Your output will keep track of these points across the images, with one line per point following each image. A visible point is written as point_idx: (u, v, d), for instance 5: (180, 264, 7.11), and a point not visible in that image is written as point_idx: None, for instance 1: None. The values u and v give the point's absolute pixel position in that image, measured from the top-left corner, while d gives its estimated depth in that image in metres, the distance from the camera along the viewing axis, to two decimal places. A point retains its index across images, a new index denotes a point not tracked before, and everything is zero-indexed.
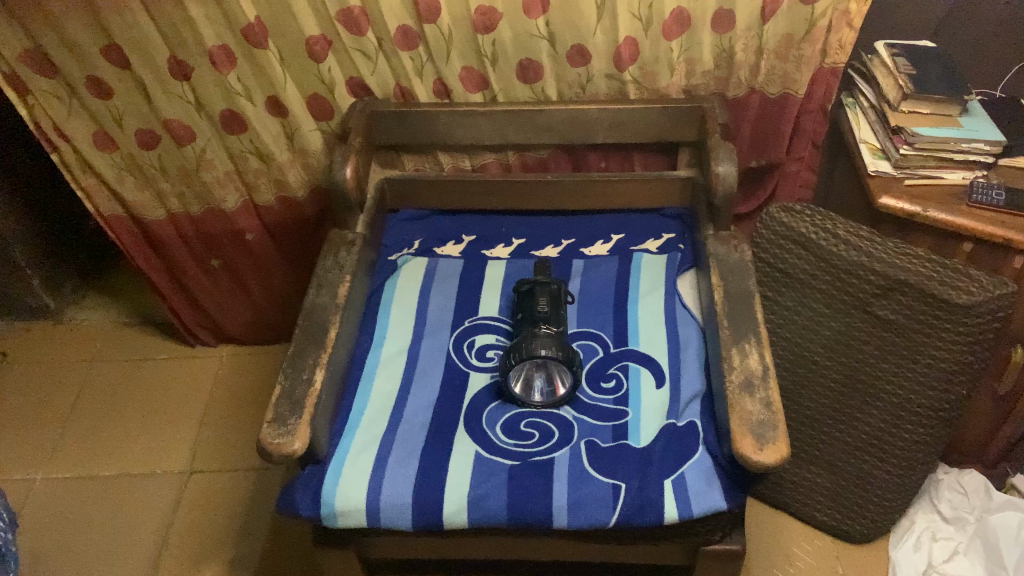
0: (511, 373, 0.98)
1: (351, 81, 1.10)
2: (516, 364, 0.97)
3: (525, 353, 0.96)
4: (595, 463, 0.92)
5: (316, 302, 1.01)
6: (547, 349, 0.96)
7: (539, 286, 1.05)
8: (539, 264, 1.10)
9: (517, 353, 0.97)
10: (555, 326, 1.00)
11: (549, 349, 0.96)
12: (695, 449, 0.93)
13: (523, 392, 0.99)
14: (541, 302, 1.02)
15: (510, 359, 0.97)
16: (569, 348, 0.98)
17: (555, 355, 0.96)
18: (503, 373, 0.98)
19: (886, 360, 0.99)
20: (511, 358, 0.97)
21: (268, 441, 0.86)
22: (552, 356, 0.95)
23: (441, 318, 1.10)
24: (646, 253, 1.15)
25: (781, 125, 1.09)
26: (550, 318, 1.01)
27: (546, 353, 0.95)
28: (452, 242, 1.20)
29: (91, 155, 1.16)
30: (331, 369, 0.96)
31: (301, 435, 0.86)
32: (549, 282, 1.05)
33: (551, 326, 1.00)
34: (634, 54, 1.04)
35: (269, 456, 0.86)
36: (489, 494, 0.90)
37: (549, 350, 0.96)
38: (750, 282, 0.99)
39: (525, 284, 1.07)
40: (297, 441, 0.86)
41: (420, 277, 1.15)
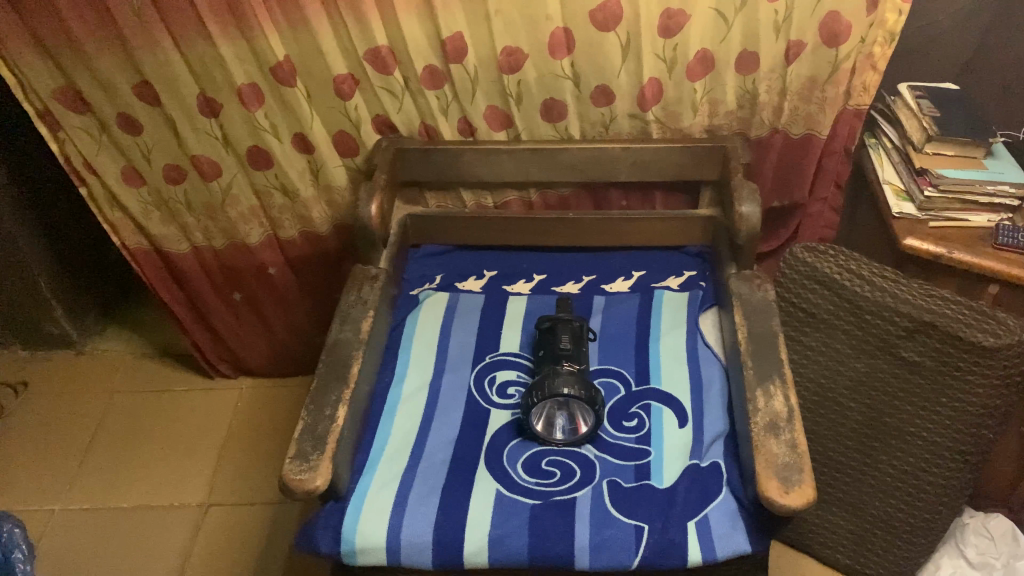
0: (533, 411, 0.97)
1: (377, 119, 1.12)
2: (538, 402, 0.96)
3: (547, 393, 0.95)
4: (617, 504, 0.92)
5: (340, 336, 1.01)
6: (570, 387, 0.95)
7: (560, 324, 1.04)
8: (561, 301, 1.10)
9: (539, 391, 0.96)
10: (578, 363, 0.99)
11: (572, 388, 0.95)
12: (718, 491, 0.92)
13: (544, 430, 0.99)
14: (563, 340, 1.01)
15: (532, 398, 0.96)
16: (592, 386, 0.97)
17: (577, 394, 0.94)
18: (525, 411, 0.98)
19: (912, 403, 0.98)
20: (532, 395, 0.96)
21: (291, 477, 0.86)
22: (575, 395, 0.94)
23: (463, 354, 1.10)
24: (668, 291, 1.15)
25: (803, 166, 1.09)
26: (572, 356, 1.00)
27: (569, 392, 0.94)
28: (474, 277, 1.20)
29: (119, 190, 1.18)
30: (354, 405, 0.96)
31: (323, 473, 0.86)
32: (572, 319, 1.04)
33: (575, 364, 0.98)
34: (658, 95, 1.05)
35: (292, 493, 0.86)
36: (510, 534, 0.90)
37: (572, 389, 0.94)
38: (774, 322, 0.98)
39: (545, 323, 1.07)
40: (320, 477, 0.86)
41: (441, 313, 1.15)
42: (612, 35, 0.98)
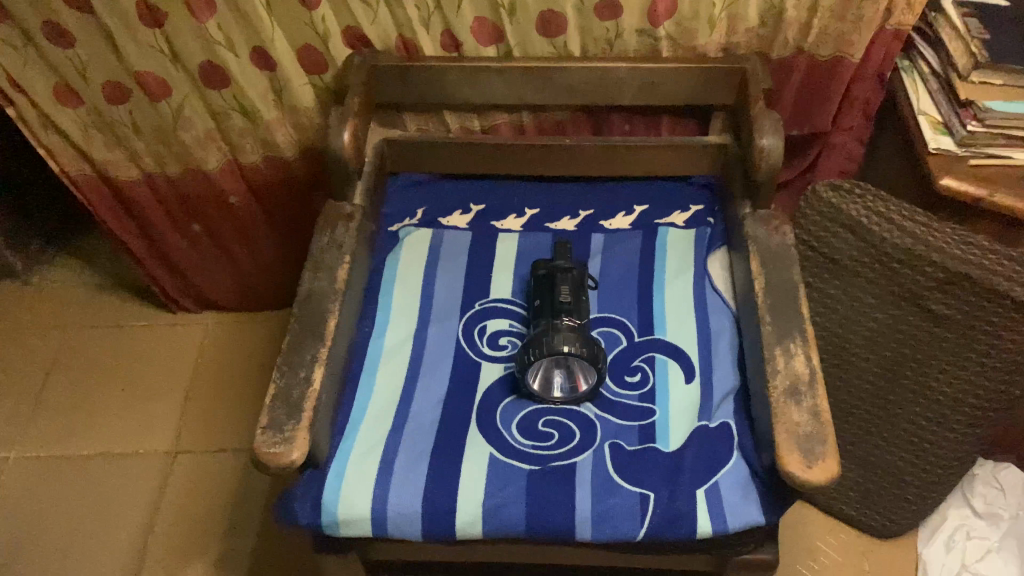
0: (529, 369, 0.89)
1: (348, 31, 0.98)
2: (535, 360, 0.87)
3: (545, 351, 0.86)
4: (621, 470, 0.85)
5: (314, 287, 0.90)
6: (571, 344, 0.86)
7: (560, 273, 0.94)
8: (561, 245, 1.00)
9: (537, 348, 0.87)
10: (579, 316, 0.90)
11: (573, 345, 0.86)
12: (729, 456, 0.86)
13: (541, 388, 0.91)
14: (563, 291, 0.91)
15: (529, 355, 0.88)
16: (594, 341, 0.89)
17: (579, 352, 0.86)
18: (521, 368, 0.89)
19: (936, 357, 0.91)
20: (529, 352, 0.88)
21: (265, 452, 0.77)
22: (576, 354, 0.86)
23: (450, 299, 1.00)
24: (673, 228, 1.06)
25: (830, 93, 0.98)
26: (573, 309, 0.90)
27: (571, 350, 0.86)
28: (459, 212, 1.09)
29: (53, 111, 1.04)
30: (332, 364, 0.87)
31: (300, 446, 0.77)
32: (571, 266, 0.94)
33: (576, 318, 0.89)
34: (671, 9, 0.92)
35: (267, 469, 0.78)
36: (506, 504, 0.83)
37: (572, 346, 0.86)
38: (794, 271, 0.90)
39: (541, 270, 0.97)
40: (298, 451, 0.77)
41: (425, 254, 1.04)
42: None
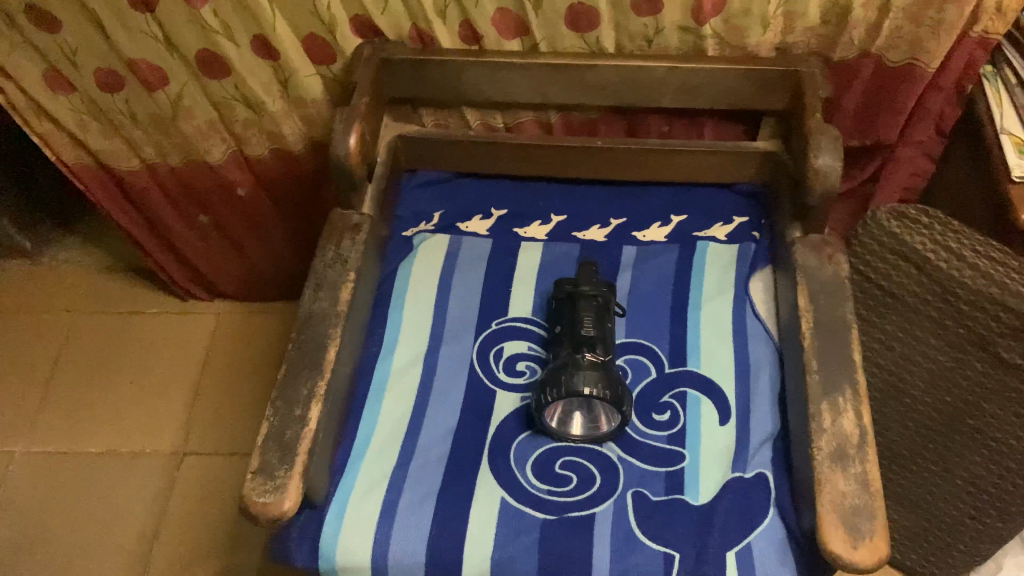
0: (546, 409, 0.81)
1: (357, 21, 0.88)
2: (553, 400, 0.79)
3: (564, 392, 0.78)
4: (645, 523, 0.79)
5: (314, 308, 0.82)
6: (593, 386, 0.78)
7: (583, 298, 0.85)
8: (586, 265, 0.90)
9: (554, 387, 0.79)
10: (603, 350, 0.82)
11: (595, 386, 0.78)
12: (764, 514, 0.79)
13: (558, 425, 0.84)
14: (586, 322, 0.83)
15: (546, 394, 0.80)
16: (618, 380, 0.81)
17: (601, 394, 0.78)
18: (537, 407, 0.82)
19: (1004, 406, 0.82)
20: (547, 391, 0.80)
21: (254, 502, 0.69)
22: (598, 396, 0.78)
23: (465, 318, 0.92)
24: (712, 242, 0.97)
25: (899, 104, 0.87)
26: (596, 342, 0.82)
27: (592, 392, 0.78)
28: (479, 217, 1.01)
29: (45, 99, 0.97)
30: (331, 396, 0.79)
31: (292, 496, 0.70)
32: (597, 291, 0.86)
33: (599, 353, 0.81)
34: (718, 4, 0.81)
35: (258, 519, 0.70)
36: (517, 556, 0.77)
37: (593, 388, 0.78)
38: (848, 309, 0.81)
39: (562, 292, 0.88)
40: (290, 502, 0.69)
41: (439, 262, 0.96)
42: None
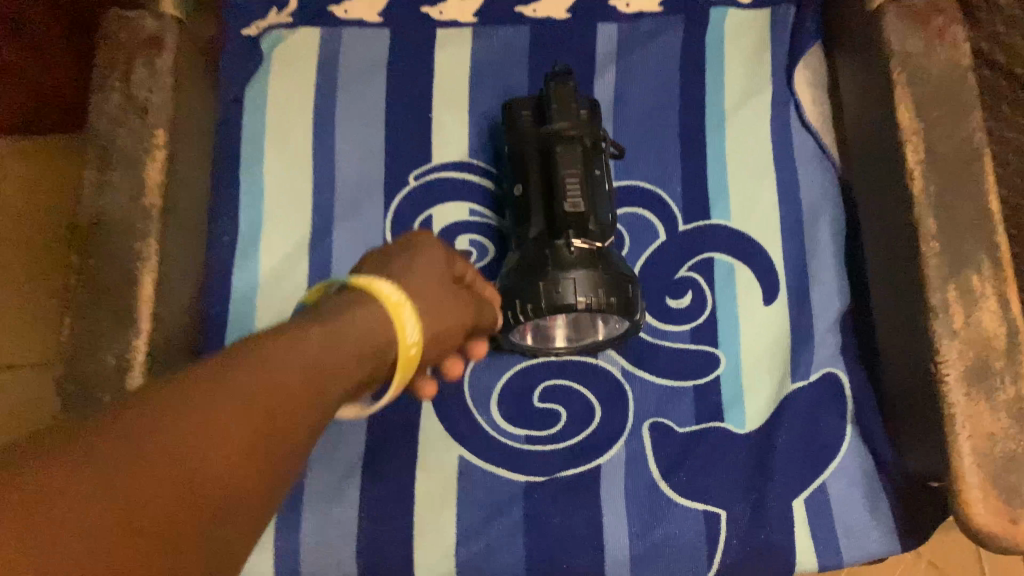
0: (514, 327, 0.52)
1: None
2: (525, 320, 0.50)
3: (545, 309, 0.49)
4: (672, 473, 0.53)
5: (104, 205, 0.48)
6: (590, 294, 0.49)
7: (563, 142, 0.51)
8: (562, 72, 0.54)
9: (529, 301, 0.50)
10: (599, 229, 0.51)
11: (592, 295, 0.49)
12: (839, 441, 0.54)
13: (536, 339, 0.54)
14: (573, 184, 0.49)
15: (516, 310, 0.50)
16: (626, 274, 0.51)
17: (604, 305, 0.49)
18: (502, 326, 0.52)
19: None
20: (516, 306, 0.50)
21: (446, 324, 0.41)
22: (597, 310, 0.49)
23: (362, 179, 0.60)
24: (732, 10, 0.63)
25: None
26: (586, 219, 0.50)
27: (588, 305, 0.49)
28: None
29: None
30: (161, 353, 0.48)
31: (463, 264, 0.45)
32: (578, 125, 0.52)
33: (595, 237, 0.50)
34: None
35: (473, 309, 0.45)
36: (496, 549, 0.52)
37: (587, 298, 0.49)
38: (973, 128, 0.51)
39: (522, 129, 0.55)
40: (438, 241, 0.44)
41: (312, 77, 0.61)
42: None
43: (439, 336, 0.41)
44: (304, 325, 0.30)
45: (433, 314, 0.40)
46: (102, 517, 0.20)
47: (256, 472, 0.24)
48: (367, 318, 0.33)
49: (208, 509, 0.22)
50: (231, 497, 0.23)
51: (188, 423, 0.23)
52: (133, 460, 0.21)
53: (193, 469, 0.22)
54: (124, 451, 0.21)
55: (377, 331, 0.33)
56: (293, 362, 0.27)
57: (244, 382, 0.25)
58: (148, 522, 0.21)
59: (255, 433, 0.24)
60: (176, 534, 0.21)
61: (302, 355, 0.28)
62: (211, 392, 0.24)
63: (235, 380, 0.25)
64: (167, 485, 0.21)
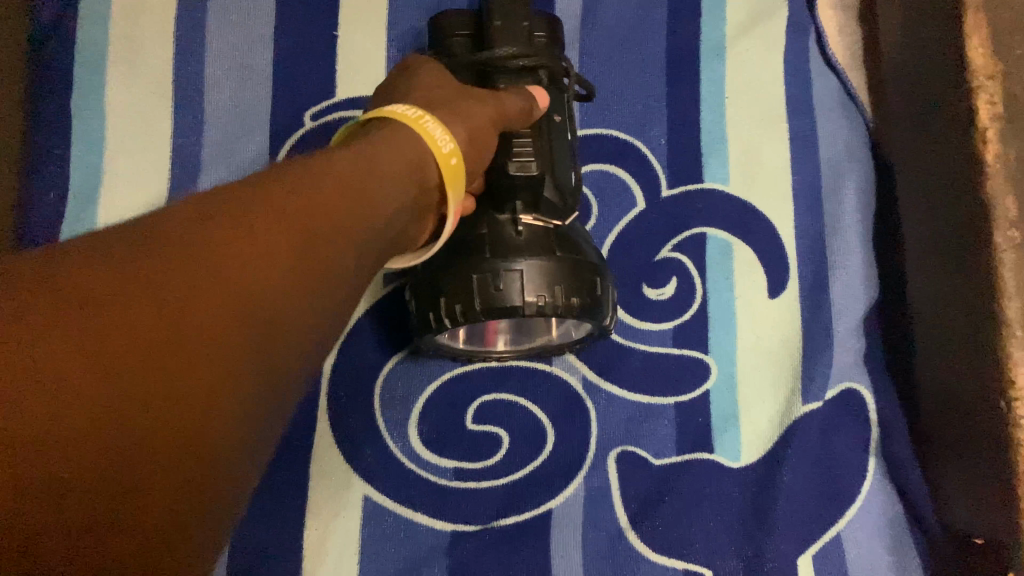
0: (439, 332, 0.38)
1: None
2: (452, 326, 0.36)
3: (478, 312, 0.35)
4: (644, 519, 0.41)
5: None
6: (543, 294, 0.35)
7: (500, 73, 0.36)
8: None
9: (457, 301, 0.36)
10: (556, 200, 0.38)
11: (545, 295, 0.35)
12: (859, 479, 0.41)
13: (468, 343, 0.40)
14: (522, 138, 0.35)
15: (439, 312, 0.36)
16: (592, 262, 0.38)
17: (560, 309, 0.35)
18: (420, 330, 0.38)
19: None
20: (439, 306, 0.36)
21: (480, 124, 0.32)
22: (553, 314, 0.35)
23: (243, 119, 0.45)
24: None
25: None
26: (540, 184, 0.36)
27: (541, 308, 0.35)
28: None
29: None
30: None
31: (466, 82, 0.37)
32: (532, 51, 0.37)
33: (548, 212, 0.37)
34: None
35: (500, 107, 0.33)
36: None
37: (539, 300, 0.35)
38: None
39: (452, 52, 0.39)
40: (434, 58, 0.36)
41: None
42: None
43: (478, 140, 0.32)
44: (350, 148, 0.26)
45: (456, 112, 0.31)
46: (107, 398, 0.18)
47: (277, 337, 0.21)
48: (406, 146, 0.28)
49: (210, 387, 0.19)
50: (272, 313, 0.21)
51: (189, 281, 0.19)
52: (174, 308, 0.19)
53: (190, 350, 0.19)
54: (137, 309, 0.19)
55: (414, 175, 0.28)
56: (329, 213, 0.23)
57: (242, 201, 0.21)
58: (125, 412, 0.18)
59: (270, 301, 0.21)
60: (166, 419, 0.19)
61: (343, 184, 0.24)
62: (265, 213, 0.22)
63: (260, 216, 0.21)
64: (144, 384, 0.18)
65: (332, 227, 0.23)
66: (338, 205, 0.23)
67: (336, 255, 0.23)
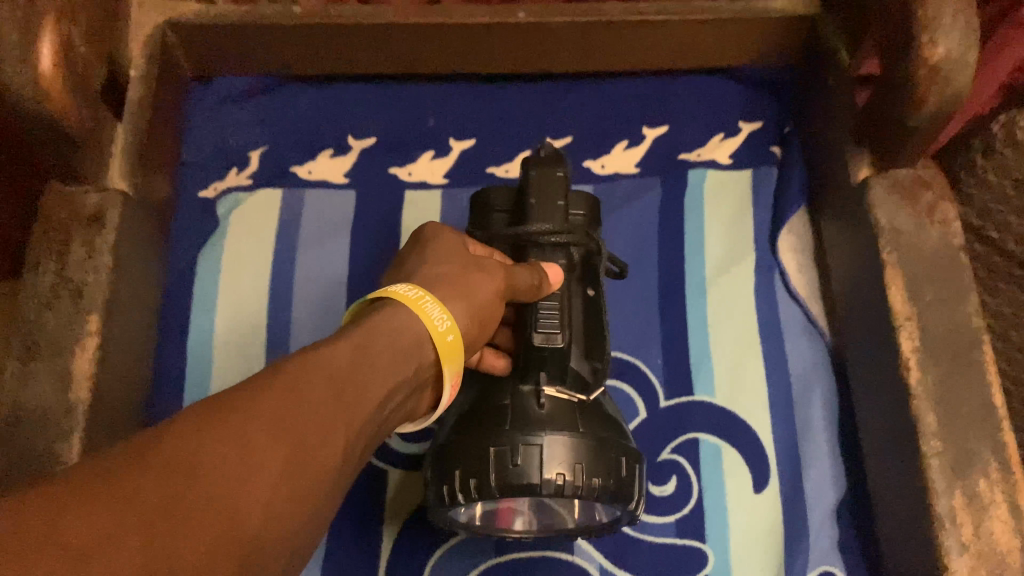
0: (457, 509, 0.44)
1: None
2: (469, 499, 0.41)
3: (492, 487, 0.40)
4: None
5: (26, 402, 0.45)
6: (564, 472, 0.39)
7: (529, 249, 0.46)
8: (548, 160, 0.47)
9: (472, 474, 0.40)
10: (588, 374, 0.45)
11: (566, 474, 0.40)
12: None
13: (486, 520, 0.46)
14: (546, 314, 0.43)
15: (454, 485, 0.41)
16: (618, 446, 0.42)
17: (579, 489, 0.40)
18: (436, 500, 0.43)
19: None
20: (456, 479, 0.41)
21: (481, 300, 0.40)
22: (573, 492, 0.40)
23: None
24: (710, 171, 0.62)
25: None
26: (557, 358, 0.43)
27: (562, 485, 0.39)
28: (330, 155, 0.61)
29: None
30: None
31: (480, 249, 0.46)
32: (566, 228, 0.45)
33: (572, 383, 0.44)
34: None
35: (508, 279, 0.42)
36: None
37: (554, 479, 0.39)
38: (972, 311, 0.48)
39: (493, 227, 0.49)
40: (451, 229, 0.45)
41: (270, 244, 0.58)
42: None
43: (482, 318, 0.40)
44: (350, 345, 0.32)
45: (463, 295, 0.39)
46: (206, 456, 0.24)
47: (262, 532, 0.24)
48: (405, 337, 0.35)
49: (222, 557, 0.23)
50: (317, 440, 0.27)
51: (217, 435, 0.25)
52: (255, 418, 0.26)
53: (183, 538, 0.22)
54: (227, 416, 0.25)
55: (395, 369, 0.33)
56: (302, 416, 0.27)
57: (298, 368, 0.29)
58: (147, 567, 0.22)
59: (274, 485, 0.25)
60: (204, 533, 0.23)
61: (324, 386, 0.29)
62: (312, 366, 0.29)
63: (243, 424, 0.25)
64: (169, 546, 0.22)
65: (325, 429, 0.28)
66: (356, 368, 0.31)
67: (326, 447, 0.28)
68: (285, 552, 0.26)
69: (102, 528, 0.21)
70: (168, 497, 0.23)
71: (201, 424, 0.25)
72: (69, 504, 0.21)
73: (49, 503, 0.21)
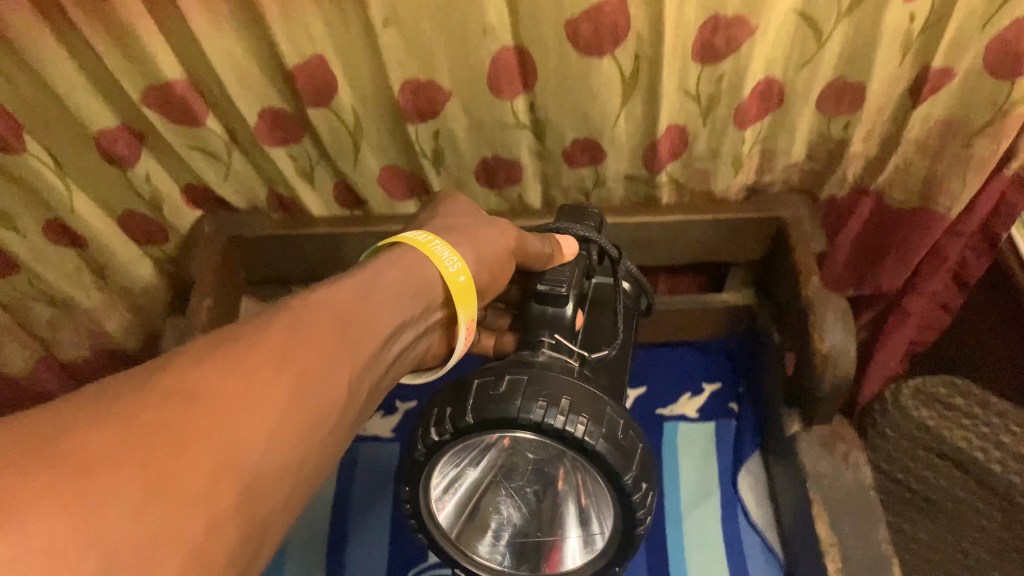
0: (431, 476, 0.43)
1: (189, 188, 0.66)
2: (454, 444, 0.40)
3: (471, 417, 0.38)
4: None
5: None
6: (546, 404, 0.38)
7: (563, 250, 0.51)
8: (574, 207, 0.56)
9: (449, 411, 0.39)
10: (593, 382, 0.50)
11: (549, 405, 0.38)
12: None
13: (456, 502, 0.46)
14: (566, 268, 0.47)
15: (435, 419, 0.40)
16: (615, 409, 0.40)
17: (563, 412, 0.38)
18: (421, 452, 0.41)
19: None
20: (436, 429, 0.40)
21: (490, 252, 0.46)
22: (554, 428, 0.38)
23: None
24: (682, 424, 0.78)
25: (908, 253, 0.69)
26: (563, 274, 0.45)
27: (543, 415, 0.38)
28: (379, 413, 0.73)
29: None
30: None
31: None
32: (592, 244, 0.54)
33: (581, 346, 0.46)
34: (678, 147, 0.62)
35: (520, 238, 0.47)
36: None
37: (539, 420, 0.38)
38: (882, 538, 0.61)
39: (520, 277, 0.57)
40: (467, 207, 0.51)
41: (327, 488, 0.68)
42: (608, 61, 0.54)
43: (484, 256, 0.45)
44: (348, 289, 0.36)
45: (469, 243, 0.45)
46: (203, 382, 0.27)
47: (254, 466, 0.26)
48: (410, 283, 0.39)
49: (199, 482, 0.24)
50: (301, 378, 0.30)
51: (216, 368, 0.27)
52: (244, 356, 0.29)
53: (172, 471, 0.24)
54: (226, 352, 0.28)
55: (384, 317, 0.37)
56: (292, 354, 0.30)
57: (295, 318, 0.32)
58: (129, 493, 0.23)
59: (248, 441, 0.26)
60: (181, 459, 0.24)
61: (313, 326, 0.32)
62: (304, 314, 0.33)
63: (241, 362, 0.28)
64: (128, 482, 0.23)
65: (313, 364, 0.30)
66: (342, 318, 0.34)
67: (312, 385, 0.30)
68: (274, 494, 0.27)
69: (103, 453, 0.23)
70: (161, 419, 0.25)
71: (205, 360, 0.28)
72: (71, 429, 0.23)
73: (29, 430, 0.23)
